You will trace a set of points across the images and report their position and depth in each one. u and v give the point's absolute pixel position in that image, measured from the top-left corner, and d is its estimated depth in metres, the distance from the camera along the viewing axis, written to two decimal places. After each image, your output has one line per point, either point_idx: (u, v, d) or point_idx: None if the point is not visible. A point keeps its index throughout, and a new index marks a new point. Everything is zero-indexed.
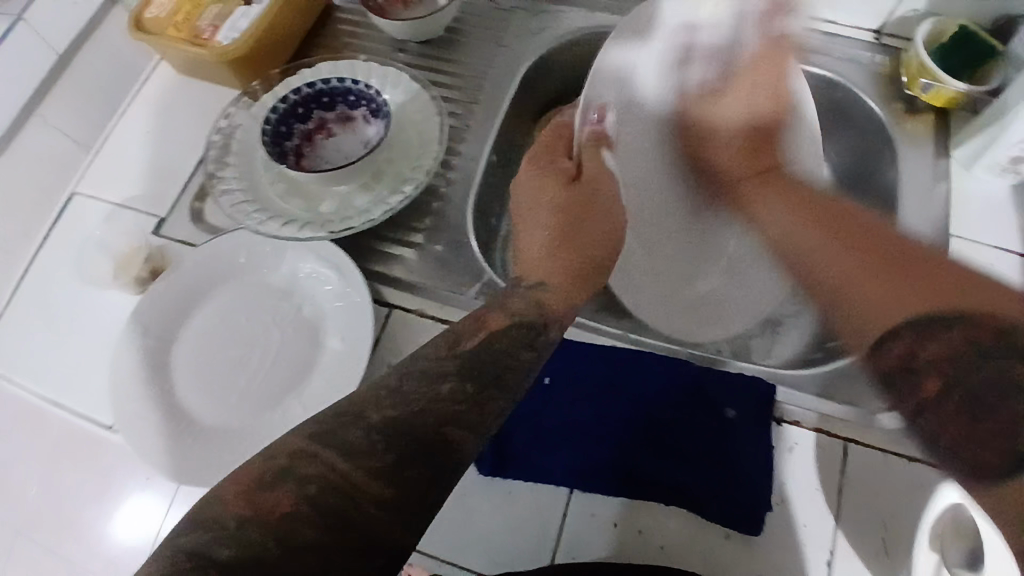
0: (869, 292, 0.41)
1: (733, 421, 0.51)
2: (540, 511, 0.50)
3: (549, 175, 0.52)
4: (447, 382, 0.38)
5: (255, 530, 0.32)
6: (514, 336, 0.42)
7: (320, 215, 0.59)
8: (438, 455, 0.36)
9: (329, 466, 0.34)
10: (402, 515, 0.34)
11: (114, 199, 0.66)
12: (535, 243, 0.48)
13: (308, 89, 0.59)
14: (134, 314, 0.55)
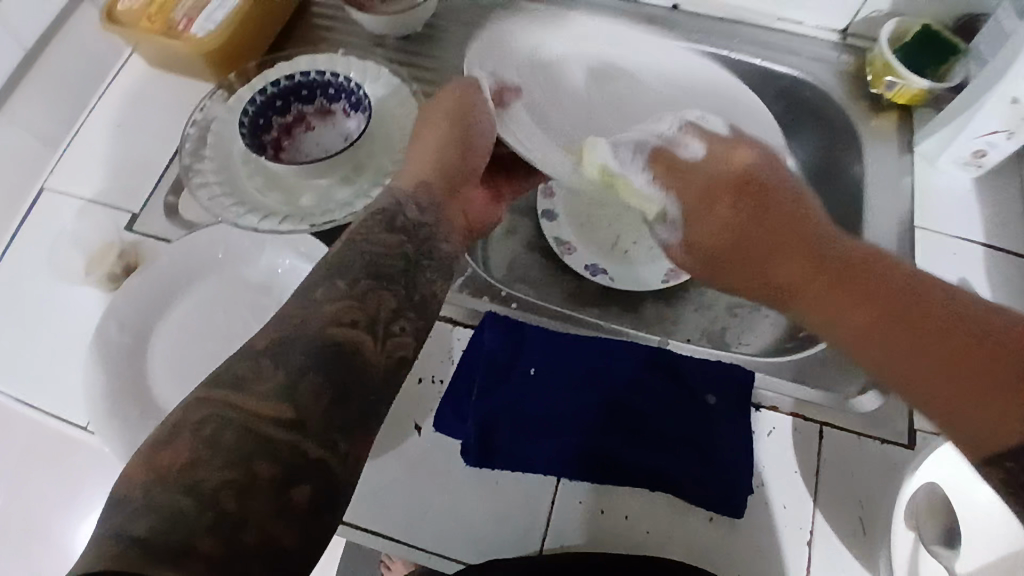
0: (982, 408, 0.33)
1: (713, 407, 0.52)
2: (526, 501, 0.50)
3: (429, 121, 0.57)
4: (332, 290, 0.41)
5: (158, 494, 0.30)
6: (387, 236, 0.46)
7: (301, 209, 0.58)
8: (344, 361, 0.37)
9: (220, 412, 0.34)
10: (319, 429, 0.34)
11: (84, 195, 0.64)
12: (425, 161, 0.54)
13: (287, 81, 0.59)
14: (108, 310, 0.54)
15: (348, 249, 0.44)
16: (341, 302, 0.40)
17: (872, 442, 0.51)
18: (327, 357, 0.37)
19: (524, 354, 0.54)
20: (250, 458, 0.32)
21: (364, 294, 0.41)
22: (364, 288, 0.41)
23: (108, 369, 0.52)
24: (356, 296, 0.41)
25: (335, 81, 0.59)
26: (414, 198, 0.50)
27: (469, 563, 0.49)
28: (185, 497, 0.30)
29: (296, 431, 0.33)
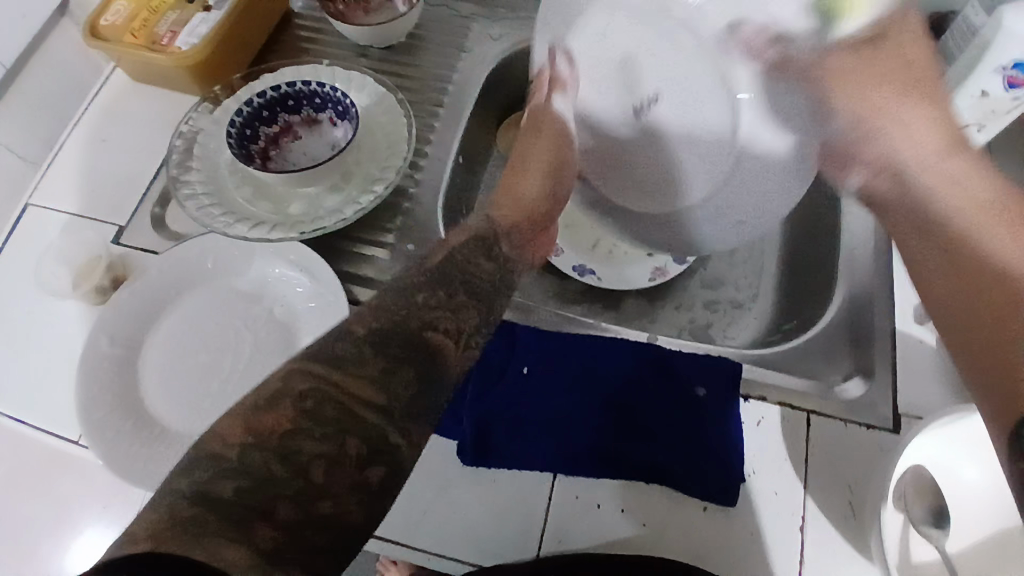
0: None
1: (704, 398, 0.53)
2: (523, 499, 0.51)
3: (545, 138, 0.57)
4: (428, 285, 0.41)
5: (258, 455, 0.33)
6: (470, 250, 0.46)
7: (290, 218, 0.59)
8: (424, 358, 0.38)
9: (321, 378, 0.36)
10: (398, 419, 0.36)
11: (70, 210, 0.64)
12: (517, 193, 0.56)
13: (273, 93, 0.59)
14: (98, 322, 0.54)
15: (452, 251, 0.45)
16: (436, 298, 0.41)
17: (859, 428, 0.52)
18: (414, 352, 0.38)
19: (517, 353, 0.55)
20: (341, 432, 0.34)
21: (453, 295, 0.42)
22: (453, 287, 0.42)
23: (99, 382, 0.51)
24: (448, 297, 0.41)
25: (321, 91, 0.60)
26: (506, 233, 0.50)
27: (467, 562, 0.49)
28: (276, 465, 0.33)
29: (380, 415, 0.35)
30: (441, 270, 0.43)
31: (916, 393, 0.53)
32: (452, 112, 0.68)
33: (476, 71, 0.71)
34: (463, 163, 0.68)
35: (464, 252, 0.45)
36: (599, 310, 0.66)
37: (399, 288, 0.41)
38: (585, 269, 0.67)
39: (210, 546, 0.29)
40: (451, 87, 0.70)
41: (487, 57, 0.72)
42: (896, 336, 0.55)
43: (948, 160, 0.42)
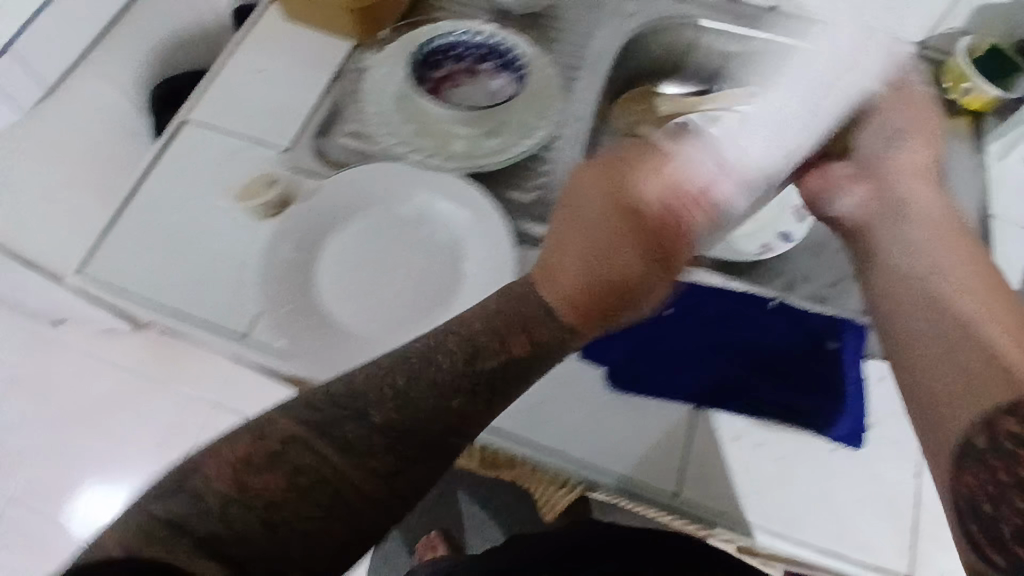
0: (964, 383, 0.42)
1: (834, 351, 0.58)
2: (668, 424, 0.56)
3: (606, 183, 0.45)
4: (439, 346, 0.44)
5: (237, 509, 0.40)
6: (546, 349, 0.45)
7: (453, 155, 0.62)
8: (434, 448, 0.43)
9: (322, 459, 0.42)
10: (383, 505, 0.42)
11: (227, 125, 0.66)
12: (570, 261, 0.44)
13: (443, 40, 0.64)
14: (281, 228, 0.57)
15: (458, 329, 0.45)
16: (431, 373, 0.44)
17: None
18: (419, 444, 0.43)
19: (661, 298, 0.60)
20: (322, 502, 0.41)
21: (478, 351, 0.44)
22: (449, 344, 0.44)
23: (284, 281, 0.55)
24: (490, 337, 0.44)
25: (487, 42, 0.64)
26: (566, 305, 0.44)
27: (618, 475, 0.54)
28: (286, 479, 0.41)
29: (371, 497, 0.42)
30: (524, 313, 0.44)
31: None
32: (593, 72, 0.71)
33: (615, 38, 0.74)
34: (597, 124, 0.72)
35: (505, 312, 0.45)
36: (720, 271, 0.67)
37: (595, 188, 0.45)
38: None
39: (164, 551, 0.37)
40: (592, 46, 0.72)
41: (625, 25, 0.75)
42: None
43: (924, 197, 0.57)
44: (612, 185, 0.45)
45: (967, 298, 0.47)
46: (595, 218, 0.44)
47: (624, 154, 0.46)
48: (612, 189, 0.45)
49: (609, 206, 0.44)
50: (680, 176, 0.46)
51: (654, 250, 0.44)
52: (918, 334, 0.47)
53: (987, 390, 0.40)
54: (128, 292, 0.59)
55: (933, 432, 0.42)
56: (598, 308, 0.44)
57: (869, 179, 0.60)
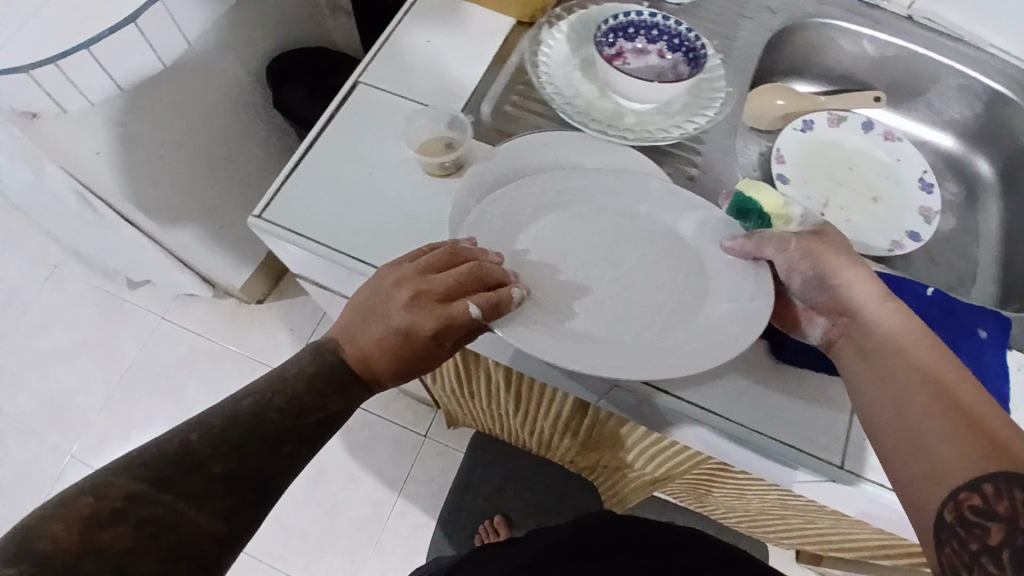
0: (943, 461, 0.40)
1: (985, 340, 0.60)
2: (831, 397, 0.58)
3: (387, 278, 0.53)
4: (232, 412, 0.46)
5: (86, 532, 0.37)
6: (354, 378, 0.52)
7: (624, 128, 0.66)
8: (266, 478, 0.46)
9: (177, 495, 0.41)
10: (224, 516, 0.43)
11: (399, 91, 0.69)
12: (382, 325, 0.51)
13: (622, 18, 0.68)
14: (463, 188, 0.61)
15: (278, 389, 0.49)
16: (248, 418, 0.47)
17: None
18: (257, 459, 0.45)
19: None
20: (160, 526, 0.40)
21: (293, 394, 0.49)
22: (289, 387, 0.49)
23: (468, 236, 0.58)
24: (296, 392, 0.49)
25: (661, 24, 0.67)
26: (383, 359, 0.52)
27: (787, 444, 0.56)
28: (134, 531, 0.39)
29: (214, 534, 0.42)
30: (293, 370, 0.51)
31: None
32: (741, 65, 0.74)
33: (759, 36, 0.77)
34: None
35: (317, 365, 0.51)
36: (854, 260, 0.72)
37: (387, 294, 0.52)
38: None
39: None
40: (738, 43, 0.76)
41: (768, 24, 0.78)
42: None
43: (900, 322, 0.50)
44: (412, 279, 0.52)
45: (928, 397, 0.44)
46: (386, 298, 0.51)
47: (421, 262, 0.52)
48: (412, 300, 0.50)
49: (406, 298, 0.51)
50: (474, 279, 0.52)
51: (438, 318, 0.50)
52: (892, 423, 0.45)
53: (967, 454, 0.39)
54: (302, 237, 0.61)
55: (918, 500, 0.41)
56: (393, 366, 0.52)
57: (852, 270, 0.54)
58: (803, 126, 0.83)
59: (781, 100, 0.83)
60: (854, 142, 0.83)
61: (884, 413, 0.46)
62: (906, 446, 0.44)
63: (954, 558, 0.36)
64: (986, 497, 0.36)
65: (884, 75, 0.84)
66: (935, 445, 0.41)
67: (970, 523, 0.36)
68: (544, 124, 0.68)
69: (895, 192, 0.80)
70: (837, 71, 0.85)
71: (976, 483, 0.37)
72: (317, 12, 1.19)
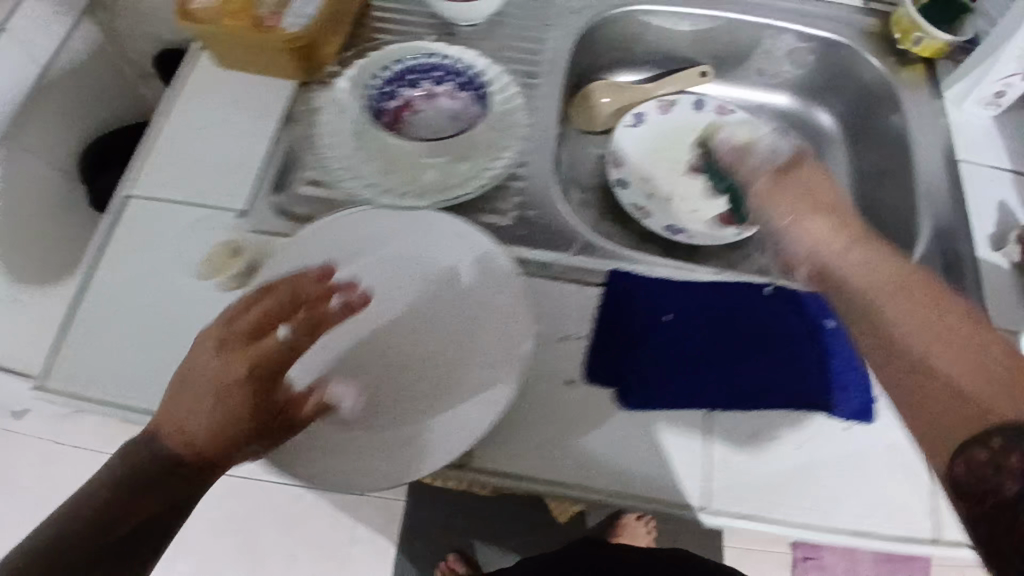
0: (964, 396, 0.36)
1: (833, 329, 0.58)
2: (686, 433, 0.55)
3: (204, 345, 0.47)
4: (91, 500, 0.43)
5: None
6: (180, 474, 0.44)
7: (422, 188, 0.60)
8: None
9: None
10: None
11: (180, 198, 0.62)
12: (205, 384, 0.45)
13: (397, 66, 0.61)
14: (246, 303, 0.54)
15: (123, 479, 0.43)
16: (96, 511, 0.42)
17: None
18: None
19: (659, 303, 0.59)
20: None
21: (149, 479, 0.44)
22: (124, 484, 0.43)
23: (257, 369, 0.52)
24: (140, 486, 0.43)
25: (442, 63, 0.62)
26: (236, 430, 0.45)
27: (645, 499, 0.52)
28: None
29: None
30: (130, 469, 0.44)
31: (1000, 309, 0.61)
32: (547, 83, 0.69)
33: (563, 44, 0.72)
34: None
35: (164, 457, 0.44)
36: None
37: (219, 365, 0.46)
38: (676, 229, 0.74)
39: None
40: (542, 57, 0.71)
41: (570, 28, 0.73)
42: (979, 264, 0.63)
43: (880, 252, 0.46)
44: (219, 332, 0.47)
45: (930, 324, 0.39)
46: (201, 364, 0.46)
47: (235, 305, 0.48)
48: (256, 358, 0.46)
49: (211, 346, 0.47)
50: (301, 299, 0.49)
51: (252, 352, 0.46)
52: (886, 361, 0.40)
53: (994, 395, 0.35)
54: (91, 397, 0.54)
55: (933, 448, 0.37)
56: (247, 432, 0.45)
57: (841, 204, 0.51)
58: (634, 120, 0.79)
59: (607, 98, 0.79)
60: (689, 126, 0.80)
61: (878, 352, 0.41)
62: (912, 385, 0.38)
63: (964, 510, 0.35)
64: (993, 452, 0.34)
65: (709, 46, 0.79)
66: (920, 380, 0.38)
67: (984, 484, 0.34)
68: (337, 200, 0.61)
69: (735, 168, 0.77)
70: (660, 52, 0.81)
71: (980, 439, 0.35)
72: (122, 86, 1.09)
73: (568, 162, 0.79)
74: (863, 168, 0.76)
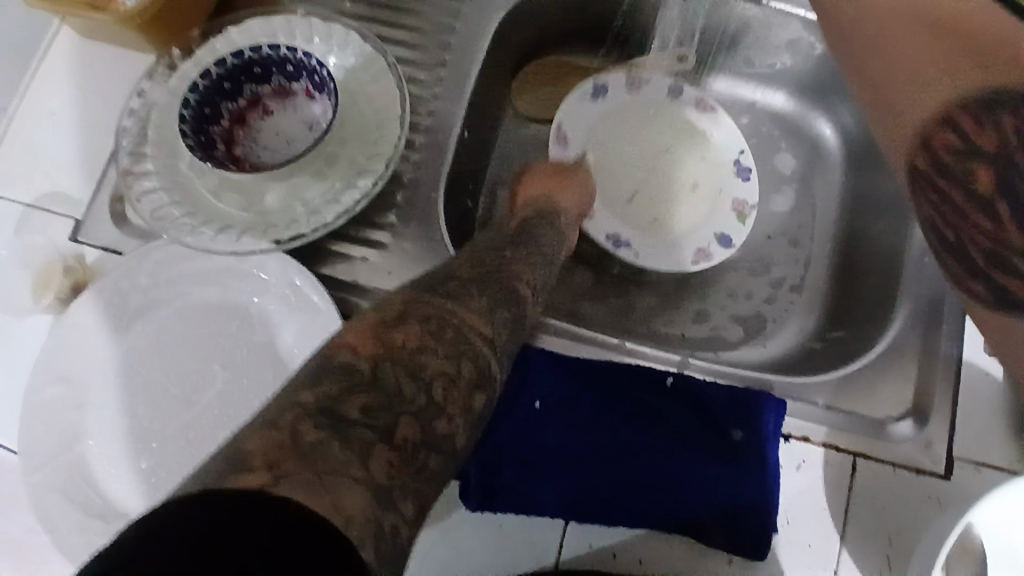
0: (919, 69, 0.34)
1: (742, 443, 0.47)
2: (534, 542, 0.47)
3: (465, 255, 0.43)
4: (263, 432, 0.26)
5: None
6: (445, 346, 0.33)
7: (263, 215, 0.50)
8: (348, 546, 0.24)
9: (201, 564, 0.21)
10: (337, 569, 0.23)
11: (22, 199, 0.55)
12: (473, 265, 0.41)
13: (234, 60, 0.48)
14: (70, 318, 0.48)
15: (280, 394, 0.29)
16: (288, 432, 0.26)
17: (907, 474, 0.47)
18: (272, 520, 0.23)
19: (531, 384, 0.49)
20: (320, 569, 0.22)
21: (431, 388, 0.31)
22: (433, 384, 0.31)
23: (53, 398, 0.47)
24: (425, 391, 0.31)
25: (292, 56, 0.49)
26: (457, 320, 0.35)
27: None
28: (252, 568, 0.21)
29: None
30: (367, 378, 0.30)
31: (974, 431, 0.48)
32: (455, 76, 0.57)
33: (483, 23, 0.58)
34: (468, 136, 0.58)
35: (329, 358, 0.30)
36: (599, 307, 0.60)
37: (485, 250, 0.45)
38: (620, 242, 0.60)
39: None
40: (455, 40, 0.57)
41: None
42: (962, 368, 0.49)
43: None
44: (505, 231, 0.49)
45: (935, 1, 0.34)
46: (483, 257, 0.43)
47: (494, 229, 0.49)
48: (472, 263, 0.42)
49: (478, 256, 0.43)
50: (554, 193, 0.55)
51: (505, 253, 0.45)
52: (876, 58, 0.37)
53: (974, 60, 0.32)
54: None
55: (894, 142, 0.36)
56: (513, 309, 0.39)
57: None
58: (595, 92, 0.63)
59: (548, 84, 0.65)
60: (660, 114, 0.64)
61: (866, 67, 0.38)
62: (898, 84, 0.35)
63: (928, 212, 0.35)
64: (962, 134, 0.32)
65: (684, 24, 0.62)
66: (909, 67, 0.35)
67: (947, 173, 0.33)
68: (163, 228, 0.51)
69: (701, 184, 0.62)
70: (623, 27, 0.64)
71: (965, 100, 0.32)
72: None
73: (500, 161, 0.64)
74: (859, 205, 0.61)
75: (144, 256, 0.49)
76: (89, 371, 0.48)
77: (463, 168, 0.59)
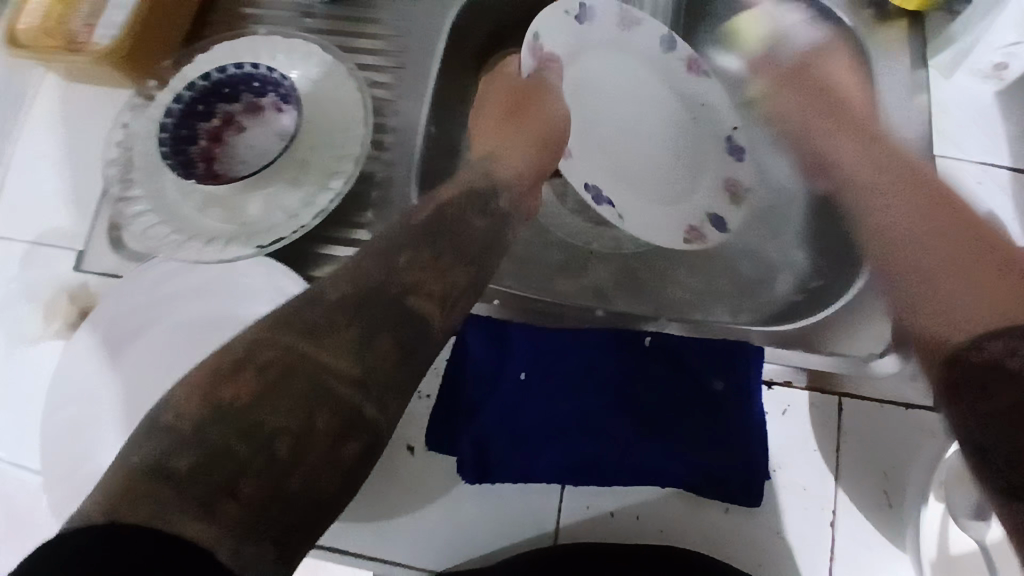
0: (964, 299, 0.38)
1: (723, 392, 0.49)
2: (531, 506, 0.48)
3: (362, 262, 0.38)
4: (99, 492, 0.29)
5: None
6: (288, 401, 0.32)
7: (246, 224, 0.53)
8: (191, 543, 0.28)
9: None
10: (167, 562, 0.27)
11: (26, 238, 0.59)
12: (362, 276, 0.37)
13: (202, 83, 0.53)
14: (81, 335, 0.51)
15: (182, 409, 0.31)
16: (123, 482, 0.29)
17: (894, 409, 0.48)
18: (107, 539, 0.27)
19: (514, 358, 0.51)
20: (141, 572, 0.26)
21: (274, 446, 0.30)
22: (274, 443, 0.31)
23: (70, 413, 0.50)
24: (265, 449, 0.30)
25: (257, 73, 0.53)
26: (315, 363, 0.33)
27: None
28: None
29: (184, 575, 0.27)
30: (199, 437, 0.30)
31: None
32: (417, 76, 0.59)
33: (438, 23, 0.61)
34: (435, 132, 0.61)
35: (162, 416, 0.31)
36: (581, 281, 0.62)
37: (376, 257, 0.39)
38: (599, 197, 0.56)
39: None
40: (413, 42, 0.60)
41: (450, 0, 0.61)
42: None
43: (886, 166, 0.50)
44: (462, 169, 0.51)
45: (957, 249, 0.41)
46: (374, 262, 0.38)
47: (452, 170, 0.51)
48: (358, 276, 0.37)
49: (367, 264, 0.38)
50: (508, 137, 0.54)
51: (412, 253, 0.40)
52: (916, 255, 0.42)
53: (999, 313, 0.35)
54: None
55: (936, 357, 0.37)
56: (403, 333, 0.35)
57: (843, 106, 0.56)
58: (579, 14, 0.58)
59: None
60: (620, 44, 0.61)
61: (901, 258, 0.43)
62: (931, 296, 0.39)
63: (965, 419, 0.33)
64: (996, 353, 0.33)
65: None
66: (944, 294, 0.39)
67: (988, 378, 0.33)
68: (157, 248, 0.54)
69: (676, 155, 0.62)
70: None
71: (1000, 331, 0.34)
72: None
73: None
74: None
75: (144, 273, 0.52)
76: (101, 383, 0.51)
77: (435, 163, 0.61)
